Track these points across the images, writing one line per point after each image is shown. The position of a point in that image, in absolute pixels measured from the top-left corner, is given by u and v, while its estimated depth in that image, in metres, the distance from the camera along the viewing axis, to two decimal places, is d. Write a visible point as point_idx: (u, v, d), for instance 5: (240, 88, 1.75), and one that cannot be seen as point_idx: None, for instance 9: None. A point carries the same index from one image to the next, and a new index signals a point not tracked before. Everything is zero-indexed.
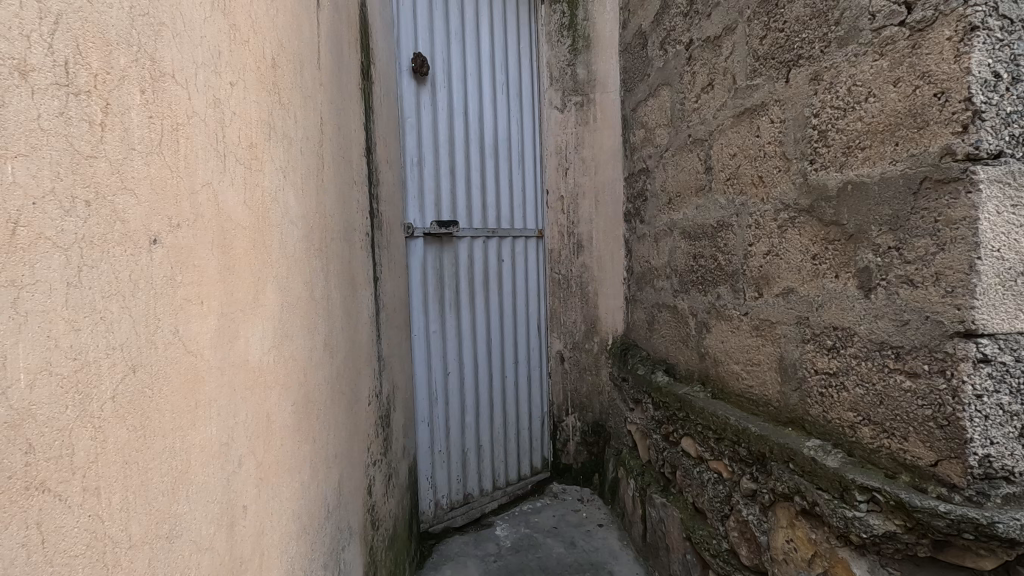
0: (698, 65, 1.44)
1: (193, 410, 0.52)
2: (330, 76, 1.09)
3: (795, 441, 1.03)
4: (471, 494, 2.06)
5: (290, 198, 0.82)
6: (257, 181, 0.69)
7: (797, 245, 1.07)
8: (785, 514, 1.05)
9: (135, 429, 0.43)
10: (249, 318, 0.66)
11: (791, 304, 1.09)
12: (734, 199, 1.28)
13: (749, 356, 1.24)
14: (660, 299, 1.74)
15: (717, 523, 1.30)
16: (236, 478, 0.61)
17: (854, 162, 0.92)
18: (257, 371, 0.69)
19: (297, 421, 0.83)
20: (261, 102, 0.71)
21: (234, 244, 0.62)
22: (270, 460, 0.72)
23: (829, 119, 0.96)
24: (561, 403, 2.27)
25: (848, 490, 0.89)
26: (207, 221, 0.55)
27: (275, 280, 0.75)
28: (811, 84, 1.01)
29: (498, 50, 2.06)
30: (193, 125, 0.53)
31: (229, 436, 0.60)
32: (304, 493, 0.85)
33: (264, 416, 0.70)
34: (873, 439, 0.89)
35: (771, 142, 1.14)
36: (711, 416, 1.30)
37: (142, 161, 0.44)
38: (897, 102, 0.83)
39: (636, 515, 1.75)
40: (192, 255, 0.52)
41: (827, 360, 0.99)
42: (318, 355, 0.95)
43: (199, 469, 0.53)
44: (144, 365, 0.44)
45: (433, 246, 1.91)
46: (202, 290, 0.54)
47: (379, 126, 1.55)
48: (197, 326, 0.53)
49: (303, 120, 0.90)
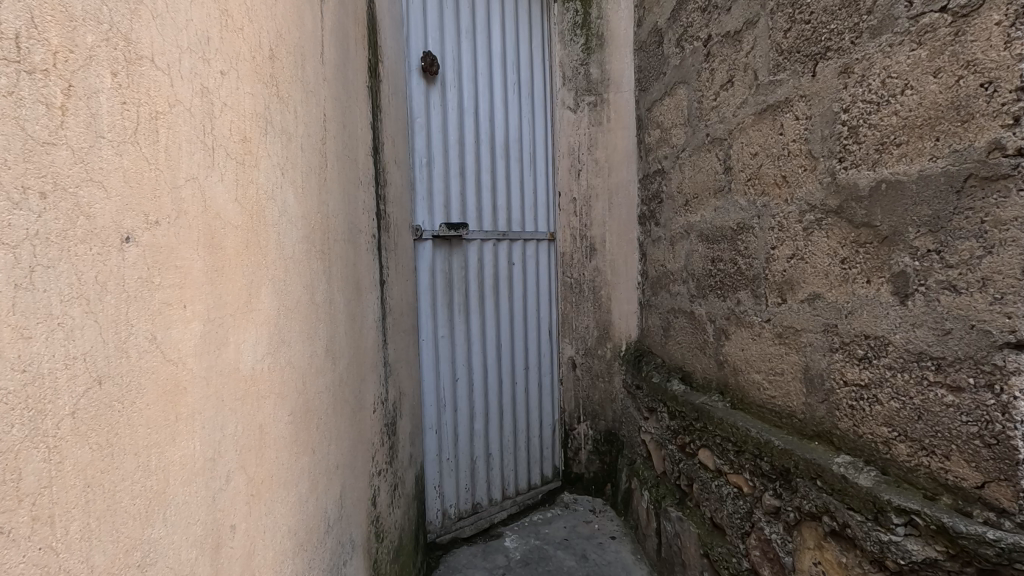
0: (716, 62, 1.39)
1: (173, 424, 0.48)
2: (334, 71, 1.05)
3: (823, 457, 0.97)
4: (480, 503, 2.00)
5: (289, 196, 0.78)
6: (250, 178, 0.65)
7: (824, 248, 1.01)
8: (812, 534, 0.99)
9: (99, 448, 0.38)
10: (241, 323, 0.62)
11: (817, 310, 1.03)
12: (755, 200, 1.22)
13: (771, 365, 1.18)
14: (676, 305, 1.68)
15: (738, 540, 1.23)
16: (224, 494, 0.57)
17: (889, 159, 0.86)
18: (250, 379, 0.64)
19: (294, 432, 0.79)
20: (257, 93, 0.67)
21: (224, 244, 0.58)
22: (263, 475, 0.67)
23: (861, 115, 0.91)
24: (573, 410, 2.22)
25: (883, 511, 0.83)
26: (191, 218, 0.51)
27: (270, 282, 0.71)
28: (840, 78, 0.95)
29: (510, 48, 2.01)
30: (176, 114, 0.49)
31: (216, 450, 0.56)
32: (302, 508, 0.81)
33: (256, 428, 0.66)
34: (910, 456, 0.83)
35: (795, 140, 1.08)
36: (731, 428, 1.24)
37: (114, 151, 0.40)
38: (938, 93, 0.77)
39: (651, 528, 1.69)
40: (173, 256, 0.48)
41: (858, 371, 0.93)
42: (318, 362, 0.90)
43: (179, 489, 0.48)
44: (112, 378, 0.40)
45: (442, 249, 1.87)
46: (186, 292, 0.50)
47: (387, 125, 1.50)
48: (178, 333, 0.49)
49: (304, 115, 0.86)
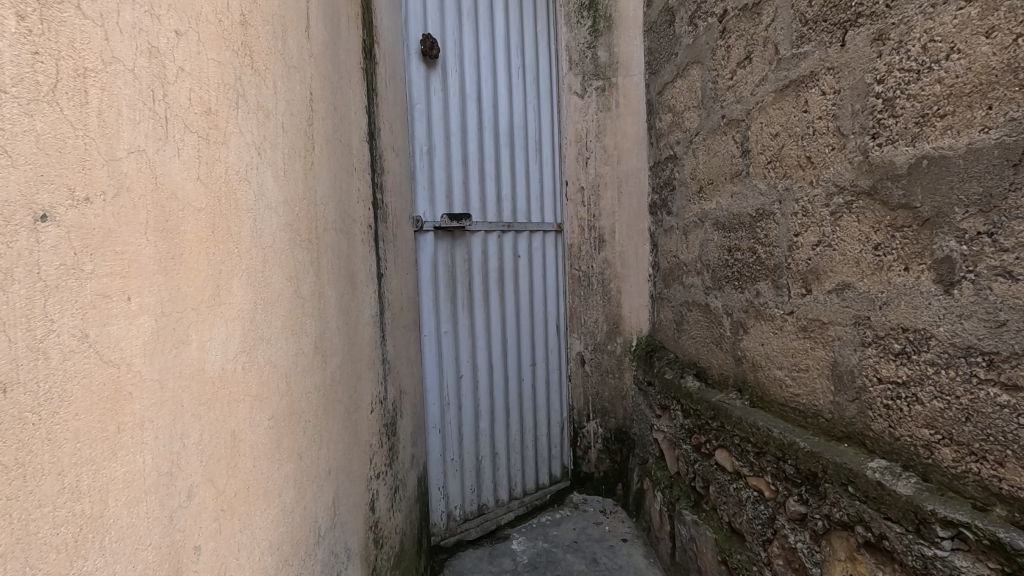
0: (733, 37, 1.30)
1: (112, 436, 0.41)
2: (322, 47, 0.97)
3: (855, 461, 0.89)
4: (486, 504, 1.94)
5: (267, 178, 0.71)
6: (217, 156, 0.58)
7: (855, 233, 0.93)
8: (843, 545, 0.91)
9: (2, 471, 0.32)
10: (208, 317, 0.55)
11: (847, 301, 0.95)
12: (776, 184, 1.14)
13: (795, 361, 1.10)
14: (689, 297, 1.60)
15: (758, 547, 1.15)
16: (185, 513, 0.50)
17: (930, 132, 0.78)
18: (218, 383, 0.57)
19: (276, 437, 0.72)
20: (224, 62, 0.60)
21: (181, 229, 0.51)
22: (236, 487, 0.60)
23: (898, 85, 0.82)
24: (582, 407, 2.14)
25: (926, 523, 0.75)
26: (135, 196, 0.44)
27: (244, 273, 0.64)
28: (874, 45, 0.87)
29: (513, 31, 1.93)
30: (113, 74, 0.41)
31: (174, 463, 0.49)
32: (287, 518, 0.74)
33: (227, 436, 0.59)
34: (956, 462, 0.75)
35: (821, 117, 1.00)
36: (750, 428, 1.16)
37: (21, 110, 0.34)
38: (991, 56, 0.69)
39: (664, 531, 1.62)
40: (110, 239, 0.41)
41: (894, 367, 0.85)
42: (305, 361, 0.83)
43: (123, 510, 0.42)
44: (21, 384, 0.33)
45: (444, 241, 1.79)
46: (130, 283, 0.43)
47: (384, 109, 1.42)
48: (119, 330, 0.42)
49: (286, 92, 0.79)
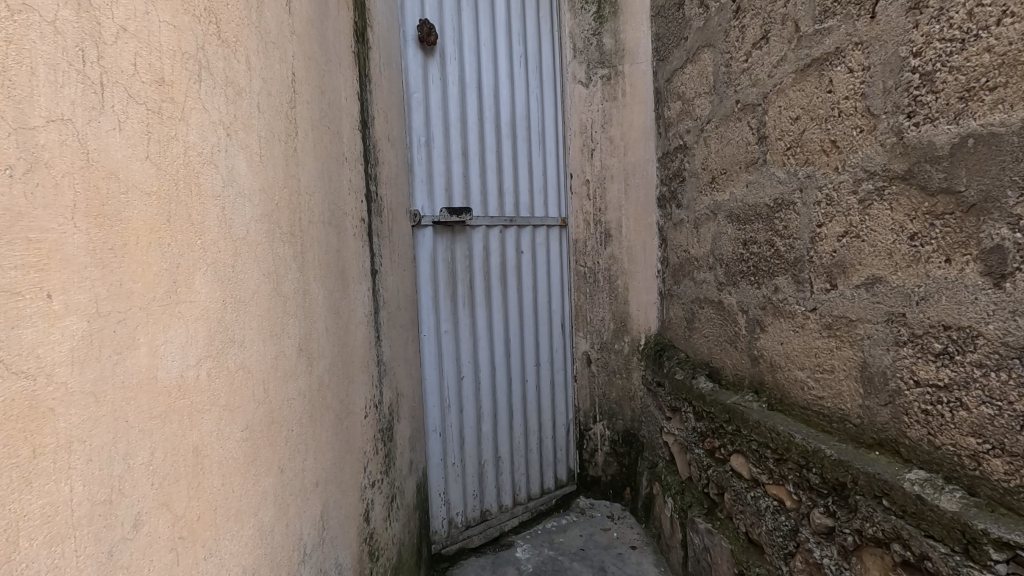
0: (747, 18, 1.22)
1: (24, 463, 0.34)
2: (305, 23, 0.89)
3: (889, 472, 0.82)
4: (489, 510, 1.87)
5: (239, 161, 0.64)
6: (173, 134, 0.51)
7: (887, 222, 0.85)
8: (876, 563, 0.83)
9: None
10: (164, 316, 0.48)
11: (879, 297, 0.87)
12: (797, 171, 1.06)
13: (818, 361, 1.02)
14: (701, 294, 1.53)
15: (780, 561, 1.08)
16: (132, 545, 0.43)
17: (978, 108, 0.70)
18: (178, 393, 0.50)
19: (252, 450, 0.65)
20: (182, 28, 0.53)
21: (124, 216, 0.44)
22: (201, 509, 0.53)
23: (938, 57, 0.74)
24: (588, 409, 2.07)
25: (976, 543, 0.67)
26: (56, 173, 0.37)
27: (211, 268, 0.57)
28: (909, 15, 0.79)
29: (515, 17, 1.85)
30: (24, 25, 0.34)
31: (116, 489, 0.42)
32: (264, 538, 0.67)
33: (189, 453, 0.52)
34: (1008, 475, 0.68)
35: (847, 97, 0.92)
36: (769, 433, 1.09)
37: None
38: None
39: (676, 539, 1.55)
40: (20, 224, 0.34)
41: (933, 369, 0.77)
42: (287, 365, 0.76)
43: (41, 550, 0.35)
44: None
45: (444, 236, 1.72)
46: (56, 279, 0.36)
47: (378, 97, 1.35)
48: (36, 335, 0.35)
49: (262, 68, 0.71)
